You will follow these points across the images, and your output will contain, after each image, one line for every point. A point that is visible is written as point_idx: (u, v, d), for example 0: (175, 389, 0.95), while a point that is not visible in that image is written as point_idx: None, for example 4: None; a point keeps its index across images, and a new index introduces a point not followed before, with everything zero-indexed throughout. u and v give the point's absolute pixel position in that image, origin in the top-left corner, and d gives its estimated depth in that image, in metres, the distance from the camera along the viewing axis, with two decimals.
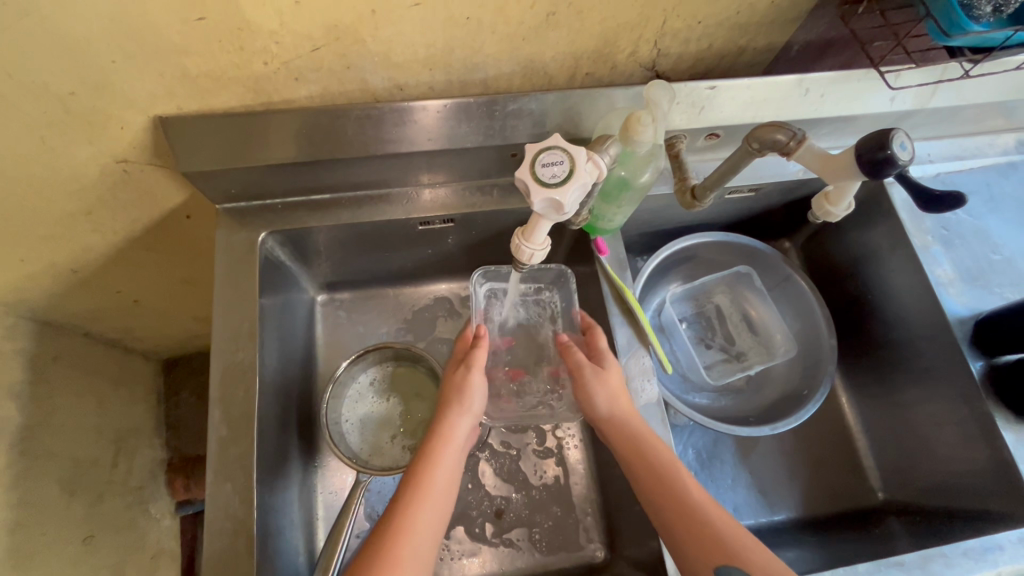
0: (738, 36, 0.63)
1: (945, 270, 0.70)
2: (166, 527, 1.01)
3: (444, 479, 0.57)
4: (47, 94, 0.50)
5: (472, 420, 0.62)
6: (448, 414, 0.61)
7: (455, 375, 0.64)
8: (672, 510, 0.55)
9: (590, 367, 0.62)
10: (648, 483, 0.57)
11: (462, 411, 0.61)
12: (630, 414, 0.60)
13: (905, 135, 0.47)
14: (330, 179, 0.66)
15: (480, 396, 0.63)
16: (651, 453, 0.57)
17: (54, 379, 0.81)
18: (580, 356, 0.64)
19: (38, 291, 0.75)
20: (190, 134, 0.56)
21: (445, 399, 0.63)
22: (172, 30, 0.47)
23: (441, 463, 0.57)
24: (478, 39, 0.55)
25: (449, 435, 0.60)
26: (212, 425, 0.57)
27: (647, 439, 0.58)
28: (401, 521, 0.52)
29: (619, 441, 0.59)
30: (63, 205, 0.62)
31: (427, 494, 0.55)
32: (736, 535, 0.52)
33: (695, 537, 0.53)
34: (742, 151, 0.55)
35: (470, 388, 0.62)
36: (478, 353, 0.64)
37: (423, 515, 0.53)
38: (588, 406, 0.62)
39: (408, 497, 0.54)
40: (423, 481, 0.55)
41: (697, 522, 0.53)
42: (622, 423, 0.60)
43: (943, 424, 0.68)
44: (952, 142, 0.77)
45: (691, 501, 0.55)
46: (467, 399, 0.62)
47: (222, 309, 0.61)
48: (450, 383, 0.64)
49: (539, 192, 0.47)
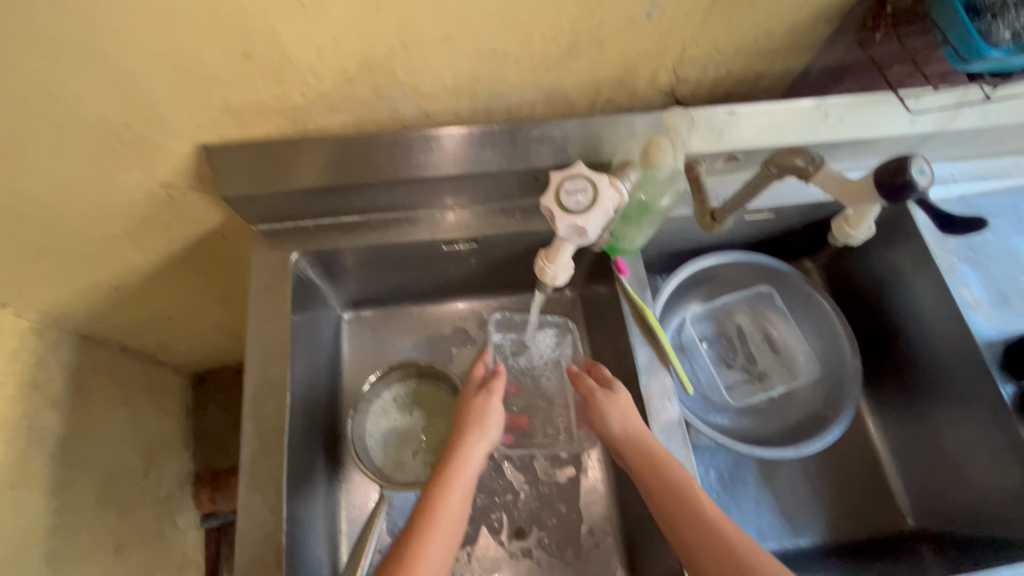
0: (756, 62, 0.64)
1: (972, 291, 0.69)
2: (191, 538, 1.03)
3: (457, 505, 0.57)
4: (103, 125, 0.53)
5: (489, 444, 0.63)
6: (467, 436, 0.62)
7: (477, 399, 0.66)
8: (686, 526, 0.54)
9: (602, 393, 0.65)
10: (662, 500, 0.57)
11: (482, 435, 0.63)
12: (645, 432, 0.61)
13: (923, 160, 0.48)
14: (359, 202, 0.69)
15: (498, 422, 0.65)
16: (664, 468, 0.57)
17: (92, 391, 0.84)
18: (591, 383, 0.67)
19: (82, 307, 0.79)
20: (231, 161, 0.60)
21: (465, 422, 0.64)
22: (219, 66, 0.50)
23: (455, 487, 0.58)
24: (503, 69, 0.57)
25: (465, 458, 0.60)
26: (244, 438, 0.59)
27: (662, 457, 0.58)
28: (412, 555, 0.53)
29: (634, 460, 0.59)
30: (110, 226, 0.66)
31: (440, 520, 0.55)
32: (753, 553, 0.52)
33: (712, 555, 0.53)
34: (761, 176, 0.56)
35: (491, 413, 0.64)
36: (499, 382, 0.68)
37: (435, 544, 0.54)
38: (603, 427, 0.63)
39: (420, 526, 0.54)
40: (436, 508, 0.56)
41: (713, 538, 0.53)
42: (637, 441, 0.60)
43: (975, 449, 0.67)
44: (976, 163, 0.77)
45: (706, 517, 0.54)
46: (488, 423, 0.64)
47: (256, 326, 0.64)
48: (471, 407, 0.65)
49: (563, 218, 0.50)
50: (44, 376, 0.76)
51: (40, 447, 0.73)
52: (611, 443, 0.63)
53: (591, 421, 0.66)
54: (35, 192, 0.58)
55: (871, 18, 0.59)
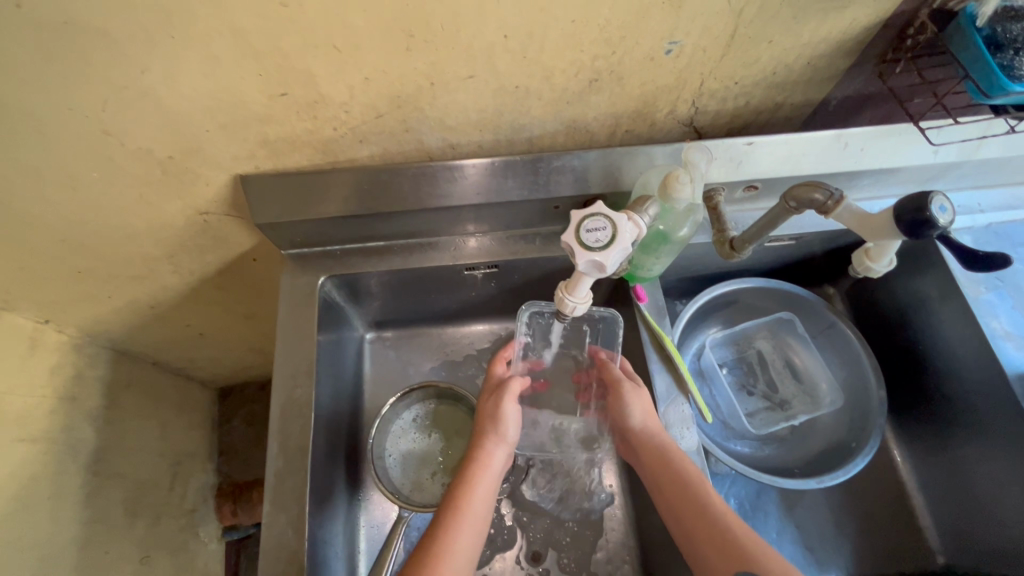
0: (775, 94, 0.65)
1: (1001, 322, 0.67)
2: (212, 550, 1.05)
3: (480, 502, 0.59)
4: (149, 158, 0.57)
5: (507, 449, 0.64)
6: (485, 440, 0.64)
7: (487, 405, 0.66)
8: (690, 516, 0.56)
9: (628, 382, 0.66)
10: (670, 493, 0.58)
11: (499, 440, 0.64)
12: (659, 430, 0.62)
13: (944, 197, 0.48)
14: (384, 228, 0.71)
15: (513, 424, 0.65)
16: (678, 463, 0.59)
17: (125, 405, 0.87)
18: (618, 372, 0.68)
19: (120, 324, 0.83)
20: (264, 191, 0.63)
21: (482, 427, 0.65)
22: (258, 103, 0.54)
23: (478, 485, 0.60)
24: (526, 104, 0.59)
25: (486, 461, 0.62)
26: (270, 457, 0.61)
27: (673, 452, 0.60)
28: (440, 548, 0.54)
29: (648, 454, 0.62)
30: (149, 250, 0.70)
31: (467, 518, 0.57)
32: (758, 543, 0.52)
33: (715, 549, 0.53)
34: (779, 208, 0.57)
35: (505, 418, 0.64)
36: (516, 385, 0.67)
37: (462, 539, 0.55)
38: (622, 417, 0.65)
39: (447, 522, 0.56)
40: (460, 503, 0.58)
41: (715, 527, 0.54)
42: (651, 437, 0.62)
43: (1007, 485, 0.65)
44: (1003, 192, 0.76)
45: (713, 509, 0.55)
46: (504, 424, 0.64)
47: (283, 347, 0.66)
48: (484, 413, 0.66)
49: (583, 254, 0.50)
50: (83, 390, 0.79)
51: (75, 458, 0.75)
52: (628, 433, 0.65)
53: (611, 411, 0.68)
54: (83, 218, 0.62)
55: (891, 51, 0.60)
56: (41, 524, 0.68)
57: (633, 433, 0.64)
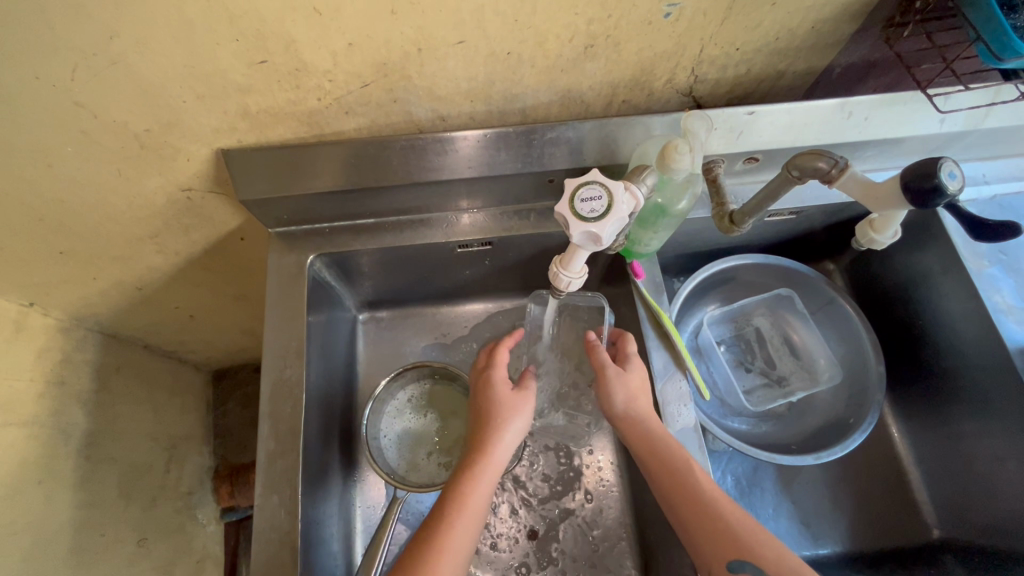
0: (778, 61, 0.63)
1: (1003, 297, 0.66)
2: (211, 532, 1.04)
3: (482, 496, 0.57)
4: (126, 131, 0.54)
5: (517, 437, 0.62)
6: (497, 427, 0.61)
7: (505, 391, 0.64)
8: (681, 502, 0.55)
9: (613, 367, 0.64)
10: (660, 480, 0.57)
11: (511, 427, 0.61)
12: (646, 414, 0.61)
13: (954, 163, 0.46)
14: (374, 205, 0.69)
15: (526, 412, 0.63)
16: (666, 448, 0.58)
17: (116, 388, 0.86)
18: (603, 355, 0.65)
19: (107, 307, 0.81)
20: (248, 166, 0.60)
21: (495, 412, 0.62)
22: (236, 72, 0.51)
23: (484, 478, 0.58)
24: (518, 72, 0.57)
25: (494, 448, 0.60)
26: (261, 439, 0.60)
27: (660, 437, 0.59)
28: (440, 543, 0.53)
29: (634, 438, 0.60)
30: (132, 229, 0.68)
31: (468, 513, 0.55)
32: (751, 530, 0.52)
33: (707, 536, 0.52)
34: (782, 178, 0.55)
35: (522, 406, 0.63)
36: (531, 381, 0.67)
37: (459, 534, 0.54)
38: (606, 402, 0.63)
39: (447, 515, 0.55)
40: (462, 495, 0.56)
41: (708, 513, 0.53)
42: (636, 422, 0.61)
43: (1004, 460, 0.65)
44: (1008, 162, 0.74)
45: (705, 495, 0.54)
46: (519, 414, 0.63)
47: (273, 327, 0.65)
48: (501, 398, 0.64)
49: (579, 225, 0.49)
50: (72, 374, 0.77)
51: (66, 442, 0.74)
52: (612, 418, 0.63)
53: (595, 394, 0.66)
54: (60, 196, 0.60)
55: (900, 14, 0.56)
56: (33, 509, 0.67)
57: (617, 418, 0.62)
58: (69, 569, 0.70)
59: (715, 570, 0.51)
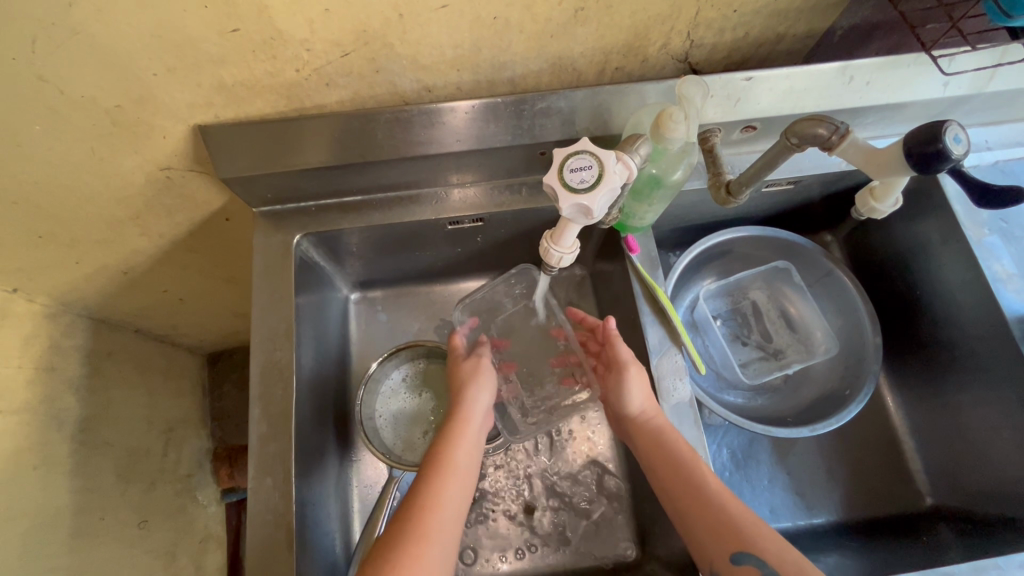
0: (777, 23, 0.60)
1: (1003, 265, 0.66)
2: (213, 512, 1.04)
3: (465, 454, 0.59)
4: (96, 107, 0.52)
5: (488, 400, 0.66)
6: (465, 395, 0.65)
7: (467, 364, 0.69)
8: (687, 495, 0.55)
9: (633, 361, 0.64)
10: (664, 473, 0.58)
11: (479, 391, 0.65)
12: (654, 411, 0.61)
13: (959, 126, 0.45)
14: (361, 182, 0.67)
15: (490, 377, 0.68)
16: (671, 442, 0.58)
17: (109, 372, 0.85)
18: (625, 351, 0.65)
19: (93, 292, 0.79)
20: (227, 142, 0.58)
21: (460, 383, 0.67)
22: (207, 42, 0.48)
23: (463, 439, 0.61)
24: (505, 38, 0.55)
25: (469, 412, 0.64)
26: (253, 422, 0.59)
27: (665, 432, 0.59)
28: (428, 497, 0.54)
29: (641, 438, 0.61)
30: (113, 211, 0.65)
31: (452, 470, 0.57)
32: (754, 523, 0.52)
33: (712, 527, 0.53)
34: (780, 146, 0.53)
35: (483, 370, 0.68)
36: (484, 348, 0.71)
37: (448, 490, 0.55)
38: (624, 398, 0.63)
39: (429, 477, 0.56)
40: (445, 458, 0.58)
41: (710, 507, 0.54)
42: (647, 421, 0.61)
43: (999, 429, 0.65)
44: (1012, 127, 0.72)
45: (707, 491, 0.55)
46: (482, 378, 0.67)
47: (261, 309, 0.64)
48: (462, 370, 0.68)
49: (568, 197, 0.47)
50: (62, 358, 0.76)
51: (60, 428, 0.73)
52: (623, 413, 0.63)
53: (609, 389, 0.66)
54: (35, 176, 0.58)
55: None
56: (31, 494, 0.67)
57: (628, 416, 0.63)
58: (69, 552, 0.70)
59: (718, 562, 0.51)
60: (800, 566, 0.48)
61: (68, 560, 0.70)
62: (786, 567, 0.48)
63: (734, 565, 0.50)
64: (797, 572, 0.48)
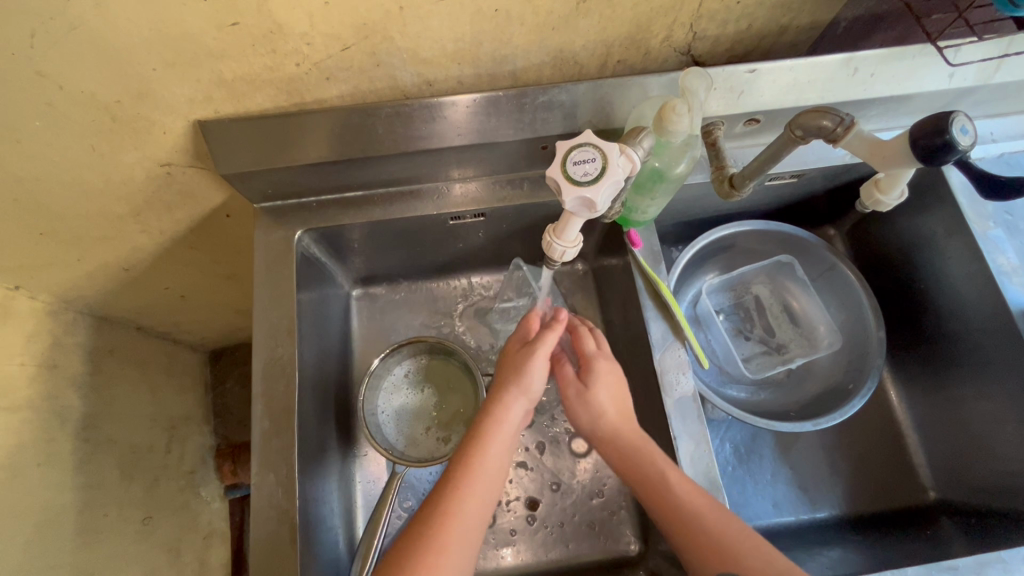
0: (780, 15, 0.59)
1: (1008, 258, 0.65)
2: (216, 509, 1.05)
3: (494, 458, 0.56)
4: (95, 103, 0.52)
5: (531, 398, 0.60)
6: (506, 393, 0.59)
7: (515, 354, 0.62)
8: (662, 513, 0.54)
9: (574, 387, 0.63)
10: (641, 488, 0.57)
11: (522, 390, 0.59)
12: (619, 425, 0.60)
13: (966, 117, 0.44)
14: (362, 177, 0.67)
15: (540, 378, 0.60)
16: (641, 462, 0.57)
17: (111, 370, 0.85)
18: (569, 372, 0.64)
19: (95, 289, 0.79)
20: (227, 138, 0.58)
21: (504, 377, 0.61)
22: (206, 36, 0.48)
23: (493, 444, 0.57)
24: (506, 31, 0.54)
25: (504, 412, 0.59)
26: (256, 418, 0.59)
27: (635, 449, 0.58)
28: (447, 509, 0.52)
29: (612, 455, 0.60)
30: (113, 207, 0.65)
31: (476, 479, 0.54)
32: (733, 541, 0.51)
33: (692, 545, 0.52)
34: (784, 138, 0.53)
35: (533, 367, 0.60)
36: (551, 335, 0.61)
37: (468, 502, 0.53)
38: (578, 422, 0.63)
39: (455, 481, 0.54)
40: (474, 460, 0.55)
41: (686, 525, 0.53)
42: (614, 436, 0.60)
43: (1003, 422, 0.65)
44: (1017, 118, 0.71)
45: (683, 509, 0.53)
46: (529, 375, 0.59)
47: (263, 305, 0.63)
48: (510, 361, 0.61)
49: (571, 190, 0.47)
50: (64, 356, 0.76)
51: (64, 425, 0.73)
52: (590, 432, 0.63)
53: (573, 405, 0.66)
54: (34, 173, 0.57)
55: None
56: (34, 490, 0.67)
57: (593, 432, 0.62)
58: (74, 548, 0.70)
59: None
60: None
61: (73, 556, 0.70)
62: None
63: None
64: None
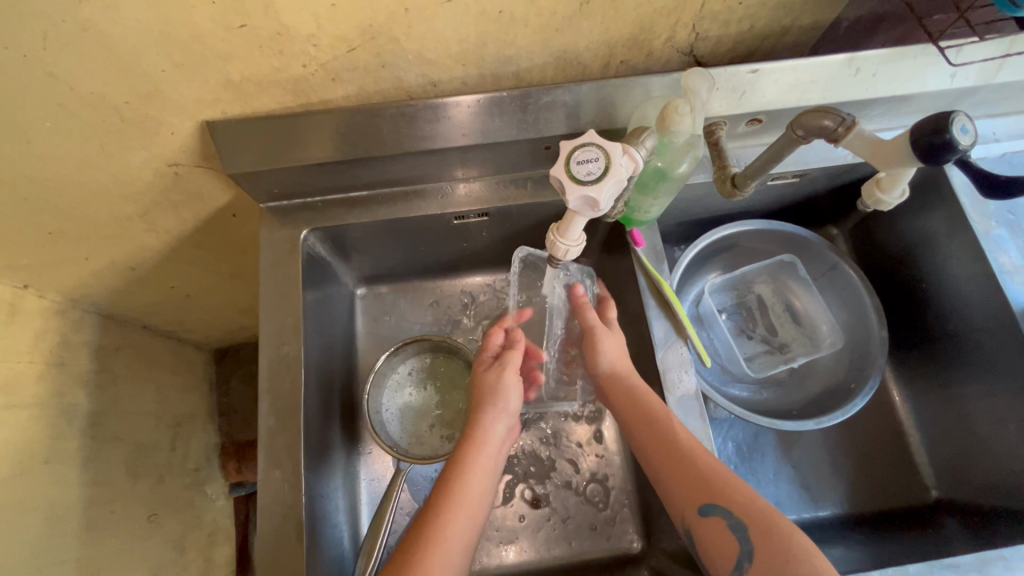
0: (782, 16, 0.60)
1: (1010, 257, 0.65)
2: (220, 506, 1.05)
3: (477, 481, 0.57)
4: (104, 103, 0.53)
5: (507, 419, 0.63)
6: (482, 415, 0.62)
7: (489, 376, 0.65)
8: (656, 452, 0.57)
9: (600, 327, 0.67)
10: (639, 429, 0.59)
11: (497, 412, 0.62)
12: (629, 373, 0.64)
13: (966, 117, 0.44)
14: (367, 177, 0.67)
15: (514, 397, 0.64)
16: (644, 402, 0.60)
17: (118, 368, 0.85)
18: (592, 317, 0.69)
19: (102, 288, 0.80)
20: (233, 138, 0.59)
21: (479, 401, 0.63)
22: (213, 37, 0.49)
23: (475, 466, 0.58)
24: (511, 32, 0.55)
25: (483, 436, 0.61)
26: (261, 416, 0.60)
27: (641, 395, 0.61)
28: (434, 529, 0.52)
29: (620, 404, 0.63)
30: (120, 207, 0.66)
31: (462, 501, 0.55)
32: (719, 472, 0.53)
33: (683, 481, 0.54)
34: (786, 138, 0.53)
35: (506, 388, 0.63)
36: (513, 355, 0.66)
37: (455, 524, 0.53)
38: (594, 364, 0.67)
39: (440, 503, 0.54)
40: (457, 483, 0.56)
41: (678, 461, 0.55)
42: (620, 381, 0.64)
43: (1006, 421, 0.65)
44: (1019, 118, 0.72)
45: (678, 442, 0.56)
46: (502, 398, 0.63)
47: (269, 303, 0.64)
48: (484, 384, 0.64)
49: (575, 190, 0.47)
50: (72, 353, 0.77)
51: (71, 423, 0.74)
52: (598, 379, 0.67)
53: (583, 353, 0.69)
54: (44, 173, 0.58)
55: None
56: (41, 486, 0.68)
57: (604, 380, 0.65)
58: (81, 543, 0.71)
59: (688, 515, 0.53)
60: (765, 517, 0.49)
61: (80, 552, 0.71)
62: (753, 520, 0.49)
63: (703, 518, 0.52)
64: (764, 518, 0.49)
